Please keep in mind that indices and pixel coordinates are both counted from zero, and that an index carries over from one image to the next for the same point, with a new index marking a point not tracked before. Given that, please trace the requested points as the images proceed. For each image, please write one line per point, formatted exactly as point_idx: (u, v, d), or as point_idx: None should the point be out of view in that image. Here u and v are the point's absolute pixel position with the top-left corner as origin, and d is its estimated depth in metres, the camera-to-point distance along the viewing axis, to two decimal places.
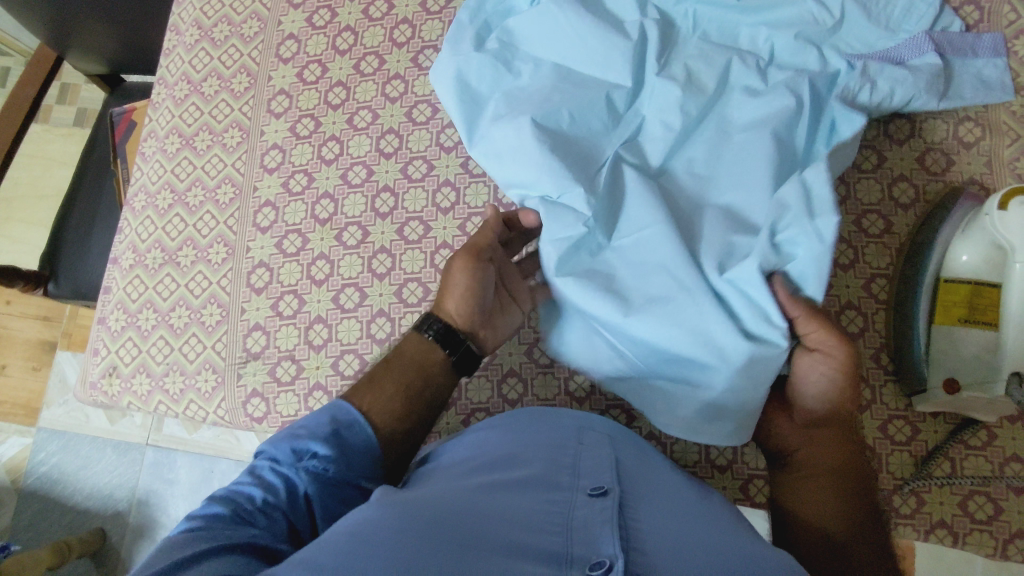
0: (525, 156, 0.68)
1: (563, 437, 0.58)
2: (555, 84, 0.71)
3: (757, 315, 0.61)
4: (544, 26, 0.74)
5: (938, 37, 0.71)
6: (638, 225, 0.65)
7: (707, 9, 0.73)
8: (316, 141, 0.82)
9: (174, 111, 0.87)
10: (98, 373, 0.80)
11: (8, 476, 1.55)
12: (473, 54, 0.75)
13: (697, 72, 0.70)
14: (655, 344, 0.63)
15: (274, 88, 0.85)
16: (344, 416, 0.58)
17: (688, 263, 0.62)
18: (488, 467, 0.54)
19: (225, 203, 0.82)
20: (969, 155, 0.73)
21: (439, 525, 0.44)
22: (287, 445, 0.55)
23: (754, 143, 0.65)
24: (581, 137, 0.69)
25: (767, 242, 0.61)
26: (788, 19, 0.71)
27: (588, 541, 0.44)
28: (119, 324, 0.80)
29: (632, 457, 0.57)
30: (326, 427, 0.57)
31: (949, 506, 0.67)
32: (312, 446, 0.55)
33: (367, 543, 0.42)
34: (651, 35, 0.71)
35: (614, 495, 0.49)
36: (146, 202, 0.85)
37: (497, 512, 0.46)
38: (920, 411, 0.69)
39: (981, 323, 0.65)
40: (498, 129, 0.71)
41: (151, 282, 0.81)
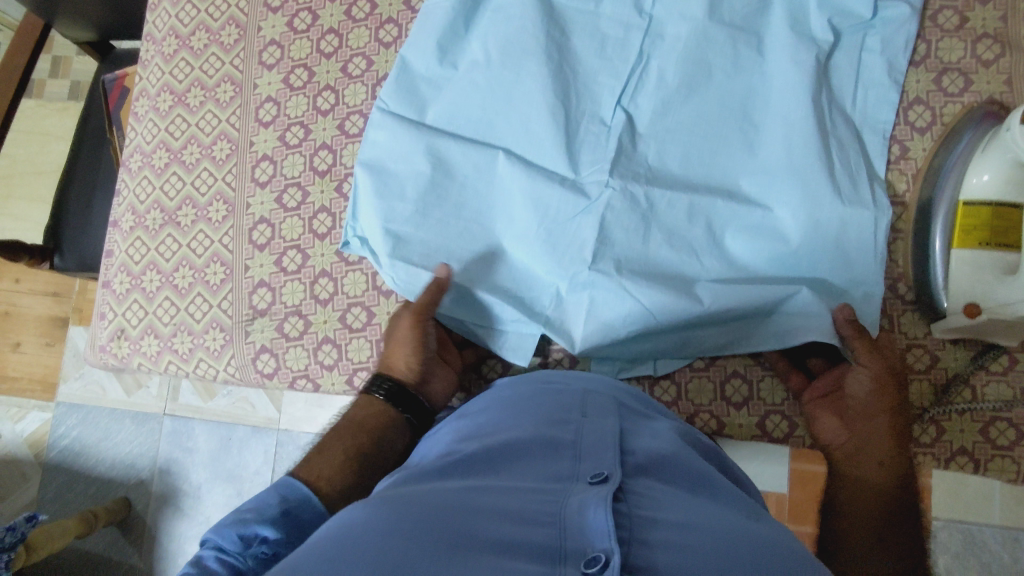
0: (465, 251, 0.73)
1: (566, 410, 0.56)
2: (467, 241, 0.73)
3: (749, 231, 0.69)
4: (457, 245, 0.73)
5: (842, 246, 0.67)
6: (625, 229, 0.69)
7: (615, 216, 0.69)
8: (311, 92, 0.80)
9: (164, 68, 0.85)
10: (106, 336, 0.79)
11: (31, 451, 1.58)
12: (405, 212, 0.73)
13: (609, 229, 0.69)
14: (651, 250, 0.69)
15: (264, 39, 0.82)
16: (288, 487, 0.53)
17: (672, 249, 0.69)
18: (488, 443, 0.51)
19: (222, 159, 0.80)
20: (988, 74, 0.71)
21: (427, 519, 0.38)
22: (233, 530, 0.48)
23: (685, 215, 0.69)
24: (505, 274, 0.72)
25: (741, 224, 0.69)
26: (696, 241, 0.69)
27: (585, 532, 0.37)
28: (124, 287, 0.80)
29: (637, 423, 0.55)
30: (273, 507, 0.50)
31: (970, 433, 0.68)
32: (260, 531, 0.48)
33: (351, 545, 0.36)
34: (555, 243, 0.70)
35: (615, 480, 0.43)
36: (142, 162, 0.83)
37: (485, 505, 0.41)
38: (939, 337, 0.69)
39: (1001, 245, 0.63)
40: (434, 246, 0.72)
41: (152, 243, 0.80)
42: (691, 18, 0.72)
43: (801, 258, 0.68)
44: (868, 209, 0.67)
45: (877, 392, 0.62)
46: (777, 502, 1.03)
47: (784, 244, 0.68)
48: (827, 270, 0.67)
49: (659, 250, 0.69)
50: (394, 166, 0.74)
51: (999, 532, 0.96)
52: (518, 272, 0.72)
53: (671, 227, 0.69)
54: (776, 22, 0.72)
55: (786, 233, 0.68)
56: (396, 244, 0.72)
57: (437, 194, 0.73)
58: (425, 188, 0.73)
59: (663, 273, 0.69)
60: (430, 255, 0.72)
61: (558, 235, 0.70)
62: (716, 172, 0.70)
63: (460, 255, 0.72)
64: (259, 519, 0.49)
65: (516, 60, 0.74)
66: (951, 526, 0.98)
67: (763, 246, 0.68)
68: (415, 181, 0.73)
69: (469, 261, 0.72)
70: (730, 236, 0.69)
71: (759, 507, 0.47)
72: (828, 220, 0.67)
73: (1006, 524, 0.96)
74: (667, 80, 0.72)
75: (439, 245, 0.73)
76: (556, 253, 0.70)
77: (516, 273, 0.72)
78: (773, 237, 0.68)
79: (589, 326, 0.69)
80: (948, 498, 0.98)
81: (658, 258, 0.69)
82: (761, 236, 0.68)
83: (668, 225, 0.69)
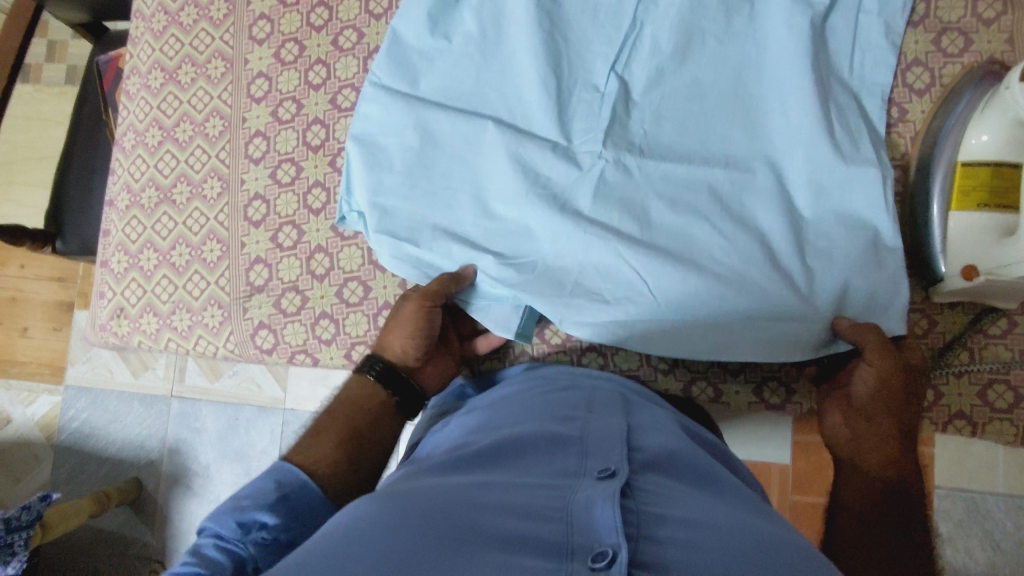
0: (455, 223, 0.72)
1: (573, 407, 0.56)
2: (457, 213, 0.72)
3: (756, 195, 0.67)
4: (448, 217, 0.72)
5: (843, 219, 0.66)
6: (623, 194, 0.69)
7: (613, 180, 0.69)
8: (302, 66, 0.79)
9: (155, 45, 0.84)
10: (106, 315, 0.80)
11: (43, 433, 1.60)
12: (394, 185, 0.73)
13: (605, 196, 0.69)
14: (653, 214, 0.68)
15: (254, 13, 0.81)
16: (285, 472, 0.52)
17: (677, 213, 0.67)
18: (495, 439, 0.51)
19: (215, 136, 0.80)
20: (989, 33, 0.70)
21: (435, 515, 0.37)
22: (231, 517, 0.47)
23: (685, 179, 0.68)
24: (498, 240, 0.71)
25: (745, 183, 0.67)
26: (699, 202, 0.67)
27: (592, 527, 0.36)
28: (122, 266, 0.80)
29: (643, 417, 0.55)
30: (271, 493, 0.49)
31: (968, 396, 0.68)
32: (259, 517, 0.47)
33: (357, 540, 0.35)
34: (551, 206, 0.69)
35: (623, 475, 0.43)
36: (135, 141, 0.83)
37: (492, 500, 0.40)
38: (937, 302, 0.69)
39: (1001, 207, 0.63)
40: (424, 219, 0.72)
41: (149, 222, 0.80)
42: None
43: (804, 224, 0.67)
44: (872, 168, 0.65)
45: (879, 391, 0.59)
46: (781, 473, 1.04)
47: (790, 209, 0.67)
48: (832, 239, 0.66)
49: (661, 215, 0.67)
50: (385, 142, 0.74)
51: (1004, 500, 0.96)
52: (512, 239, 0.71)
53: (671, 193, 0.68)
54: None
55: (786, 195, 0.67)
56: (385, 219, 0.72)
57: (426, 167, 0.73)
58: (415, 162, 0.73)
59: (664, 236, 0.67)
60: (418, 227, 0.72)
61: (554, 199, 0.70)
62: (716, 136, 0.69)
63: (449, 227, 0.72)
64: (257, 505, 0.48)
65: (507, 32, 0.74)
66: (955, 494, 0.97)
67: (772, 207, 0.66)
68: (405, 158, 0.73)
69: (458, 230, 0.72)
70: (737, 199, 0.67)
71: (765, 504, 0.47)
72: (827, 194, 0.66)
73: (1011, 493, 0.95)
74: (661, 45, 0.71)
75: (428, 217, 0.72)
76: (553, 215, 0.68)
77: (512, 241, 0.71)
78: (781, 199, 0.66)
79: (587, 293, 0.68)
80: (952, 467, 0.97)
81: (659, 225, 0.67)
82: (769, 197, 0.66)
83: (668, 189, 0.68)
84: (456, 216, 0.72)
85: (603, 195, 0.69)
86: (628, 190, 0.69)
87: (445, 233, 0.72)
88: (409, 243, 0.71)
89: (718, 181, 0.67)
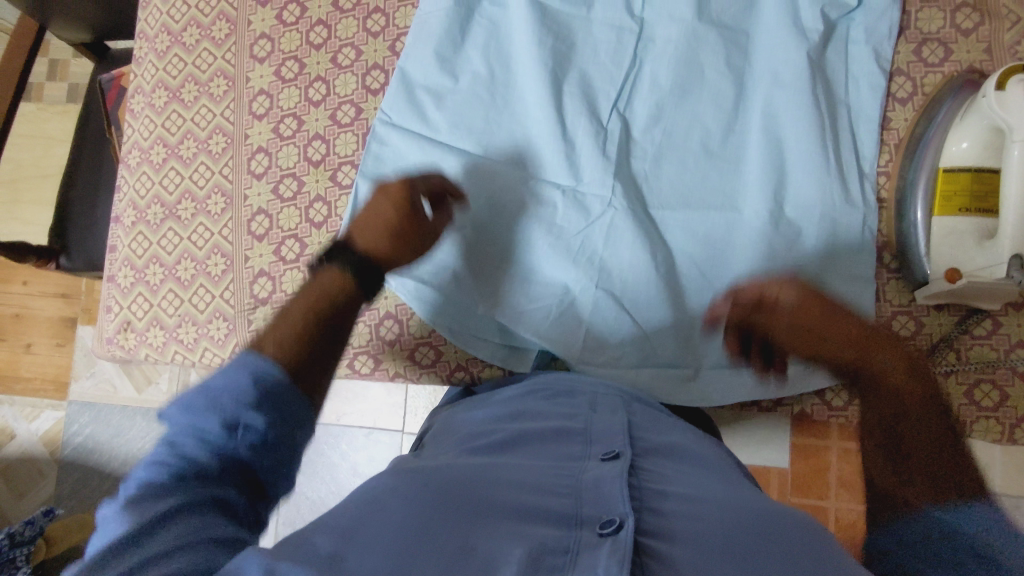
0: (470, 265, 0.75)
1: (576, 403, 0.60)
2: (473, 254, 0.75)
3: (756, 237, 0.71)
4: (465, 258, 0.75)
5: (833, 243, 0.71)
6: (632, 235, 0.73)
7: (624, 220, 0.73)
8: (303, 83, 0.81)
9: (158, 65, 0.86)
10: (113, 329, 0.81)
11: (47, 449, 1.62)
12: None
13: (615, 236, 0.73)
14: (657, 253, 0.73)
15: (255, 33, 0.83)
16: (250, 369, 0.42)
17: (685, 257, 0.73)
18: (505, 430, 0.56)
19: (218, 152, 0.82)
20: (968, 43, 0.72)
21: (454, 491, 0.43)
22: (215, 416, 0.40)
23: (688, 222, 0.73)
24: (514, 283, 0.75)
25: (749, 224, 0.72)
26: (704, 241, 0.73)
27: (600, 501, 0.42)
28: (128, 281, 0.82)
29: (643, 413, 0.59)
30: (249, 391, 0.41)
31: (956, 395, 0.70)
32: (243, 417, 0.40)
33: (381, 508, 0.41)
34: (567, 252, 0.74)
35: (627, 456, 0.47)
36: (140, 158, 0.85)
37: (505, 477, 0.45)
38: (923, 304, 0.71)
39: (981, 211, 0.64)
40: (442, 260, 0.75)
41: (154, 237, 0.82)
42: (679, 19, 0.75)
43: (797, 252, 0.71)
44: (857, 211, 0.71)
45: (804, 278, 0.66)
46: (780, 474, 1.09)
47: (790, 244, 0.71)
48: (823, 267, 0.71)
49: (664, 256, 0.73)
50: (397, 180, 0.76)
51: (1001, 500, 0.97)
52: (529, 281, 0.75)
53: (677, 236, 0.73)
54: (764, 16, 0.74)
55: (784, 232, 0.71)
56: (407, 263, 0.75)
57: (441, 207, 0.75)
58: (430, 204, 0.76)
59: (670, 277, 0.73)
60: (435, 270, 0.75)
61: (566, 242, 0.74)
62: (713, 179, 0.73)
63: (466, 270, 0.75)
64: (239, 405, 0.40)
65: (514, 71, 0.77)
66: None
67: (769, 246, 0.71)
68: None
69: (475, 274, 0.75)
70: (738, 237, 0.72)
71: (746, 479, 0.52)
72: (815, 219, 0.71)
73: (1008, 493, 0.97)
74: (660, 83, 0.75)
75: (447, 258, 0.75)
76: (563, 262, 0.74)
77: (528, 283, 0.75)
78: (780, 238, 0.71)
79: (597, 334, 0.73)
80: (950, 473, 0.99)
81: (666, 265, 0.73)
82: (764, 238, 0.71)
83: (677, 227, 0.73)
84: (473, 259, 0.75)
85: (614, 236, 0.73)
86: (638, 230, 0.73)
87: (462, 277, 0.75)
88: (432, 289, 0.75)
89: (717, 225, 0.73)
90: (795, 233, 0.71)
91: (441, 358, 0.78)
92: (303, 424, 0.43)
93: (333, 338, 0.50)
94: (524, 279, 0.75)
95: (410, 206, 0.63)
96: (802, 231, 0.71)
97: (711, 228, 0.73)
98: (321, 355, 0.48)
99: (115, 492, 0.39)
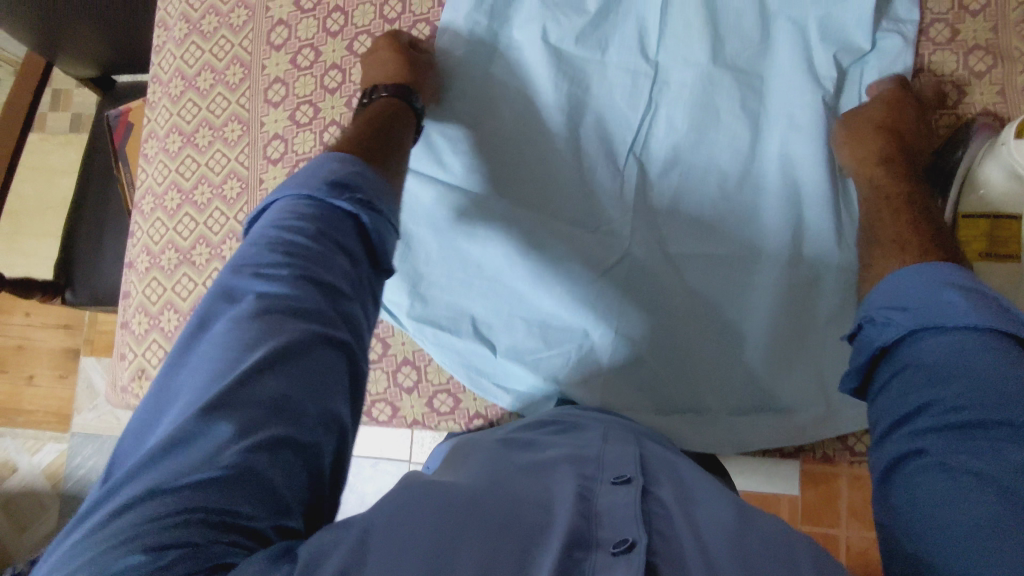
0: (488, 309, 0.76)
1: (588, 437, 0.58)
2: (490, 300, 0.75)
3: (774, 282, 0.71)
4: (485, 301, 0.76)
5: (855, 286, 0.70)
6: (645, 283, 0.73)
7: (638, 263, 0.74)
8: (317, 127, 0.81)
9: (172, 110, 0.86)
10: (128, 376, 0.81)
11: (49, 482, 1.60)
12: (431, 274, 0.77)
13: (632, 279, 0.74)
14: (672, 298, 0.73)
15: (269, 77, 0.83)
16: (333, 164, 0.52)
17: (701, 300, 0.72)
18: (523, 456, 0.55)
19: (233, 198, 0.81)
20: (982, 85, 0.72)
21: (479, 504, 0.42)
22: (322, 181, 0.50)
23: (704, 265, 0.73)
24: (528, 333, 0.75)
25: (768, 269, 0.71)
26: (721, 284, 0.72)
27: (614, 525, 0.42)
28: (142, 327, 0.81)
29: (654, 448, 0.57)
30: (344, 169, 0.51)
31: None
32: (341, 182, 0.50)
33: (410, 512, 0.41)
34: (578, 298, 0.73)
35: (639, 483, 0.47)
36: (154, 203, 0.84)
37: (523, 494, 0.45)
38: None
39: (1001, 256, 0.65)
40: (460, 301, 0.76)
41: (169, 283, 0.81)
42: (694, 64, 0.75)
43: (814, 297, 0.71)
44: None
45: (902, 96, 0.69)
46: (790, 501, 1.08)
47: (809, 288, 0.71)
48: (842, 312, 0.70)
49: (677, 300, 0.73)
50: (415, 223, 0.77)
51: None
52: (544, 325, 0.74)
53: (693, 281, 0.73)
54: (780, 59, 0.74)
55: (802, 276, 0.71)
56: (425, 309, 0.76)
57: (456, 252, 0.76)
58: (448, 249, 0.76)
59: (685, 323, 0.73)
60: (451, 316, 0.76)
61: (577, 289, 0.73)
62: (728, 222, 0.73)
63: (481, 316, 0.76)
64: (339, 178, 0.50)
65: (530, 114, 0.77)
66: None
67: (786, 291, 0.71)
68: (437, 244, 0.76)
69: (490, 321, 0.76)
70: (755, 281, 0.72)
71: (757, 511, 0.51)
72: (833, 266, 0.70)
73: None
74: (676, 128, 0.75)
75: (464, 301, 0.76)
76: (574, 308, 0.73)
77: (543, 332, 0.74)
78: (796, 282, 0.71)
79: (610, 382, 0.73)
80: None
81: (682, 311, 0.72)
82: (781, 284, 0.71)
83: (693, 273, 0.73)
84: (490, 303, 0.75)
85: (630, 281, 0.73)
86: (653, 273, 0.73)
87: (482, 323, 0.76)
88: (450, 335, 0.76)
89: (734, 269, 0.72)
90: (813, 278, 0.71)
91: (459, 406, 0.78)
92: (392, 211, 0.53)
93: (386, 149, 0.61)
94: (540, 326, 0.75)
95: (406, 49, 0.76)
96: (821, 276, 0.71)
97: (729, 271, 0.72)
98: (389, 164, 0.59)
99: (248, 235, 0.49)
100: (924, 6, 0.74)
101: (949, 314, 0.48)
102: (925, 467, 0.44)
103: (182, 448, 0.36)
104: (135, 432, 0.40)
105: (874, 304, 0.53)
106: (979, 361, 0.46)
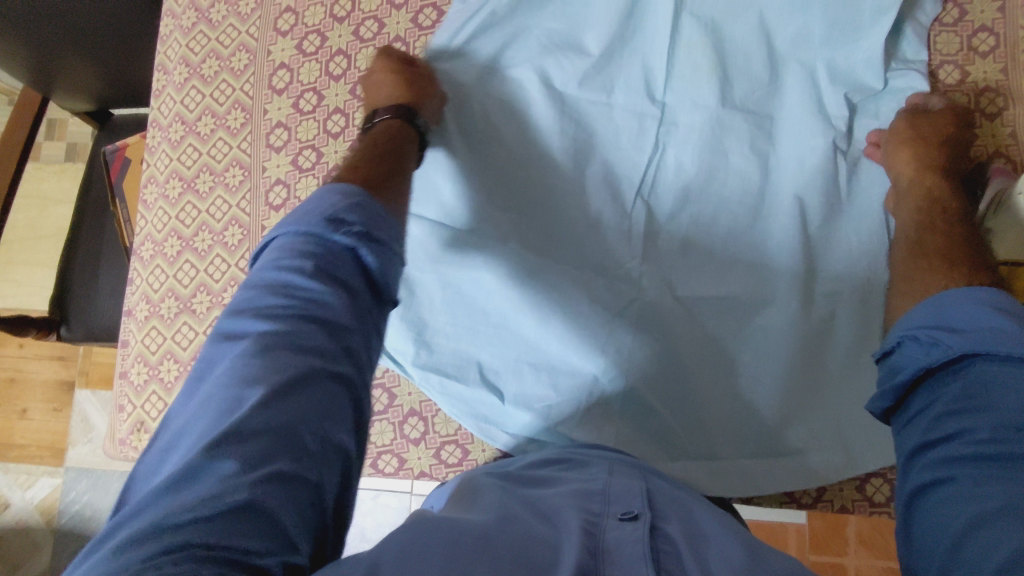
0: (494, 353, 0.74)
1: (593, 471, 0.56)
2: (497, 342, 0.74)
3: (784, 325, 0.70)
4: (493, 343, 0.74)
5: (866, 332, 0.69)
6: (652, 326, 0.72)
7: (644, 304, 0.72)
8: (320, 173, 0.79)
9: (172, 154, 0.85)
10: (126, 429, 0.79)
11: (42, 518, 1.57)
12: (435, 316, 0.75)
13: (637, 320, 0.72)
14: (678, 340, 0.71)
15: (271, 122, 0.82)
16: (327, 198, 0.51)
17: (707, 341, 0.71)
18: (527, 490, 0.52)
19: (234, 245, 0.80)
20: (992, 127, 0.72)
21: (492, 541, 0.41)
22: (321, 215, 0.49)
23: (713, 305, 0.72)
24: (535, 376, 0.73)
25: (776, 311, 0.70)
26: (729, 326, 0.71)
27: (619, 564, 0.40)
28: (142, 378, 0.79)
29: (661, 483, 0.54)
30: (342, 201, 0.51)
31: None
32: (341, 216, 0.49)
33: (417, 550, 0.39)
34: (581, 343, 0.71)
35: (646, 518, 0.45)
36: (153, 250, 0.83)
37: (530, 533, 0.43)
38: None
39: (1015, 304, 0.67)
40: (464, 346, 0.75)
41: (169, 332, 0.79)
42: (702, 106, 0.74)
43: (825, 339, 0.70)
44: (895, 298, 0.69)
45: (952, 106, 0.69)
46: (798, 532, 1.13)
47: (820, 331, 0.70)
48: (855, 356, 0.69)
49: (684, 341, 0.71)
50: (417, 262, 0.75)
51: None
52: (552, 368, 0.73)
53: (700, 321, 0.72)
54: (789, 103, 0.73)
55: (812, 321, 0.70)
56: (431, 356, 0.75)
57: (459, 292, 0.75)
58: (449, 292, 0.75)
59: (692, 366, 0.71)
60: (457, 362, 0.75)
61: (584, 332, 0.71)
62: (736, 260, 0.72)
63: (488, 359, 0.74)
64: (337, 211, 0.50)
65: (536, 155, 0.76)
66: None
67: (795, 334, 0.70)
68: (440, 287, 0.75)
69: (497, 360, 0.74)
70: (764, 323, 0.71)
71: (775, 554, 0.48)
72: (845, 309, 0.70)
73: None
74: (685, 169, 0.74)
75: (469, 342, 0.74)
76: (581, 353, 0.71)
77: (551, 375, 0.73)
78: (808, 324, 0.70)
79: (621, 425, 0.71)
80: None
81: (690, 352, 0.71)
82: (792, 328, 0.70)
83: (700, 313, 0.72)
84: (496, 345, 0.74)
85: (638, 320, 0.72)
86: (661, 314, 0.72)
87: (488, 363, 0.74)
88: (455, 379, 0.74)
89: (743, 310, 0.71)
90: (824, 322, 0.70)
91: (468, 457, 0.76)
92: (394, 240, 0.52)
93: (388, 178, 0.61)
94: (547, 371, 0.73)
95: (404, 70, 0.74)
96: (832, 319, 0.70)
97: (737, 313, 0.71)
98: (388, 194, 0.58)
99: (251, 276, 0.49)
100: (932, 49, 0.74)
101: (1001, 341, 0.46)
102: (958, 494, 0.43)
103: (187, 484, 0.36)
104: (150, 467, 0.41)
105: (915, 323, 0.52)
106: (1009, 397, 0.45)
